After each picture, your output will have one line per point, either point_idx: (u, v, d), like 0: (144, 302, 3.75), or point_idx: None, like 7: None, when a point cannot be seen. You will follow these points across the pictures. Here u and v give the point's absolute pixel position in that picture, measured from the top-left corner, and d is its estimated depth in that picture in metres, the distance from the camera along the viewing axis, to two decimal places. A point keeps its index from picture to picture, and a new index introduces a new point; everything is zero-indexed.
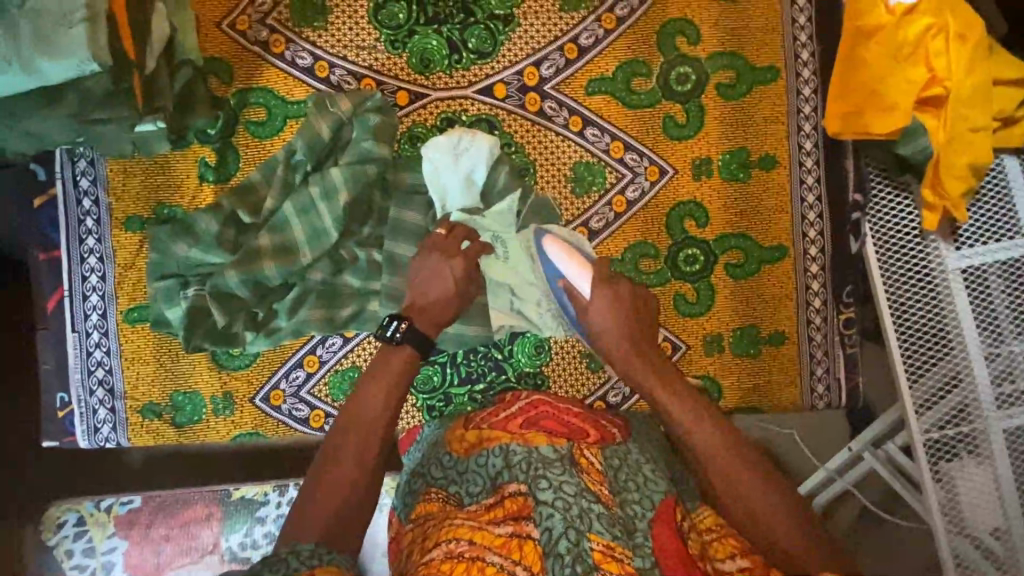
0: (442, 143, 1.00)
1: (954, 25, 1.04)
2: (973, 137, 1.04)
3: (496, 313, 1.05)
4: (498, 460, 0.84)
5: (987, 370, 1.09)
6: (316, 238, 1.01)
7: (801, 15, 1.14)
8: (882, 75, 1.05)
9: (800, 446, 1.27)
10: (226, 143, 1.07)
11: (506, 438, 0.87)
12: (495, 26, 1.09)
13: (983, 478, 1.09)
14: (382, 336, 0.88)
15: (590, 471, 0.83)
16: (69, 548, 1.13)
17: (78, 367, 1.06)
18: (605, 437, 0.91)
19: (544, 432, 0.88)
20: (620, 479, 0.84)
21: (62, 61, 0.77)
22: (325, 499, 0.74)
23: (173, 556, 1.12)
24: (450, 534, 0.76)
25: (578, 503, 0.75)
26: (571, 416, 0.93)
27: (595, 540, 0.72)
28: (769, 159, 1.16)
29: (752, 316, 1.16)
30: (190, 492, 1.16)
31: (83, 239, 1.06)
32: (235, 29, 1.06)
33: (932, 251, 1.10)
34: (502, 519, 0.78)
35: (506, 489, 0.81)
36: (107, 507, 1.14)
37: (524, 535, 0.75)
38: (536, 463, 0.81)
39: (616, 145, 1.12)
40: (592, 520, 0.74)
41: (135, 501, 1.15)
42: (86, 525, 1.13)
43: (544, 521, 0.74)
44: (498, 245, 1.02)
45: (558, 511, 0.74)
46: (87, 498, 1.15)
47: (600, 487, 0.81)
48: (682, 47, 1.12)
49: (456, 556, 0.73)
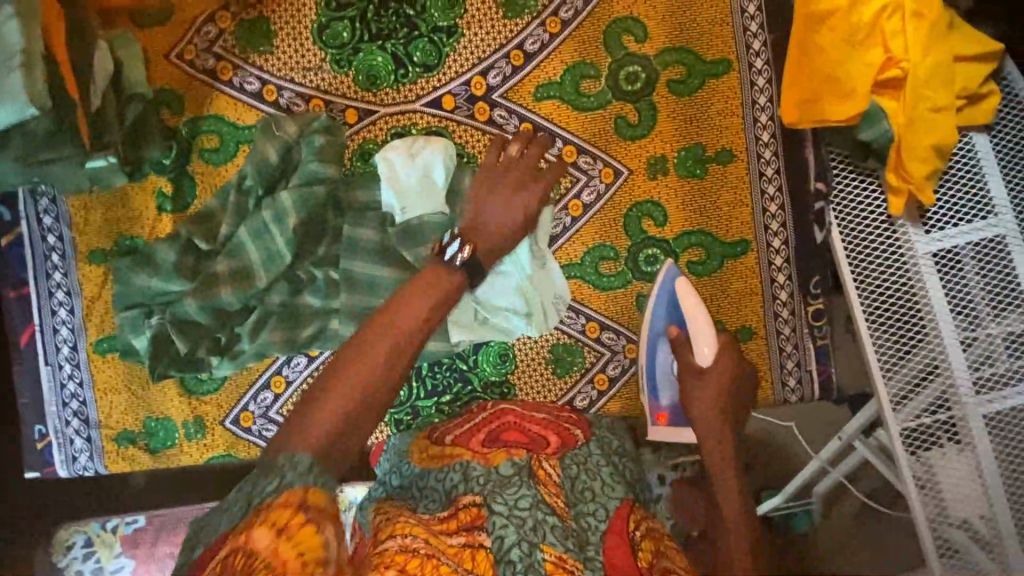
0: (400, 146, 1.03)
1: (910, 3, 1.02)
2: (934, 117, 1.02)
3: (457, 319, 1.03)
4: (457, 475, 0.84)
5: (964, 354, 1.06)
6: (271, 262, 1.02)
7: (751, 5, 1.12)
8: (835, 60, 1.03)
9: (799, 440, 1.34)
10: (181, 172, 1.08)
11: (468, 454, 0.87)
12: (438, 38, 1.09)
13: (965, 465, 1.07)
14: (443, 256, 0.86)
15: (547, 483, 0.83)
16: (78, 569, 1.14)
17: (53, 399, 1.09)
18: (566, 441, 0.93)
19: (506, 448, 0.87)
20: (576, 489, 0.84)
21: (0, 106, 0.78)
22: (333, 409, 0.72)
23: None
24: (406, 530, 0.74)
25: (534, 515, 0.76)
26: (533, 424, 0.95)
27: (547, 551, 0.73)
28: (727, 153, 1.14)
29: (718, 313, 1.15)
30: (191, 510, 1.17)
31: (50, 274, 1.08)
32: (183, 59, 1.07)
33: (900, 236, 1.08)
34: (456, 530, 0.76)
35: (460, 501, 0.80)
36: (114, 527, 1.16)
37: (477, 544, 0.74)
38: (495, 481, 0.80)
39: (569, 150, 1.11)
40: (546, 533, 0.74)
41: (140, 521, 1.17)
42: (94, 545, 1.15)
43: (495, 530, 0.73)
44: None
45: (512, 524, 0.74)
46: (94, 519, 1.17)
47: (556, 499, 0.81)
48: (630, 46, 1.11)
49: (411, 552, 0.71)
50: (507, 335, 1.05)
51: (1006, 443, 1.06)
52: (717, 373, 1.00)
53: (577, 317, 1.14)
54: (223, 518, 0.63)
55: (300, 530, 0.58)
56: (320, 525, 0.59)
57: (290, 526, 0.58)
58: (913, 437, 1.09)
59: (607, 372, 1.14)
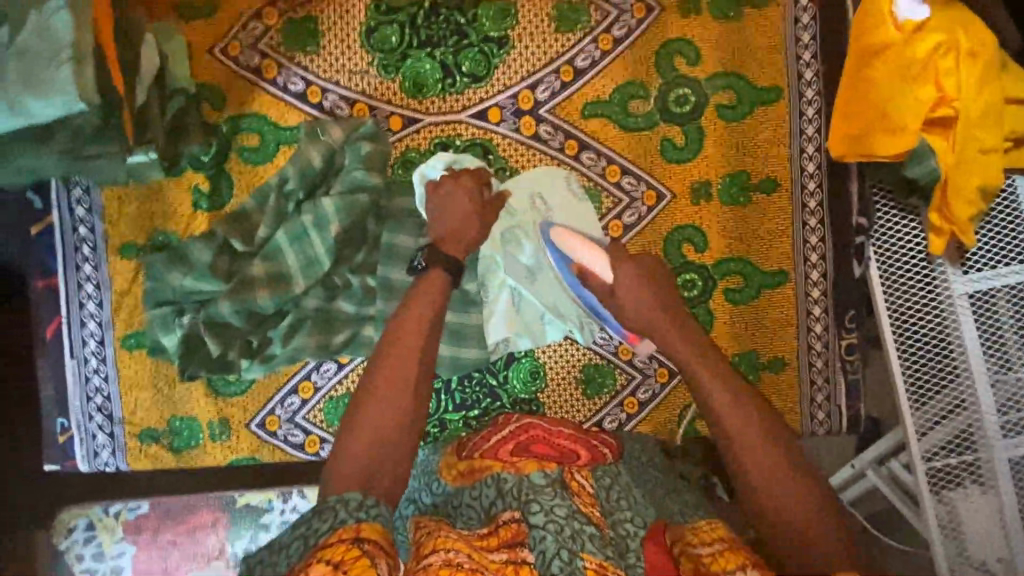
0: (439, 173, 1.01)
1: (965, 42, 1.01)
2: (983, 159, 1.01)
3: (495, 309, 1.07)
4: (491, 490, 0.82)
5: (993, 396, 1.06)
6: (309, 267, 1.01)
7: (806, 33, 1.11)
8: (889, 95, 1.01)
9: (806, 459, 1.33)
10: (219, 170, 1.06)
11: (498, 467, 0.85)
12: (488, 49, 1.07)
13: (987, 507, 1.07)
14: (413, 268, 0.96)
15: (581, 494, 0.80)
16: (79, 553, 1.14)
17: (77, 393, 1.08)
18: (596, 457, 0.90)
19: (536, 459, 0.86)
20: (611, 498, 0.81)
21: (50, 100, 0.75)
22: (352, 456, 0.77)
23: (180, 562, 1.14)
24: (448, 544, 0.71)
25: (571, 523, 0.73)
26: (561, 438, 0.92)
27: (588, 559, 0.69)
28: (772, 182, 1.13)
29: (751, 342, 1.15)
30: (196, 499, 1.17)
31: (80, 266, 1.06)
32: (227, 55, 1.05)
33: (939, 275, 1.07)
34: (497, 547, 0.74)
35: (499, 518, 0.78)
36: (115, 512, 1.15)
37: (520, 560, 0.71)
38: (527, 490, 0.78)
39: (613, 169, 1.10)
40: (584, 541, 0.71)
41: (142, 507, 1.16)
42: (95, 530, 1.14)
43: (537, 544, 0.71)
44: (517, 233, 1.04)
45: (549, 532, 0.71)
46: (96, 504, 1.16)
47: (591, 509, 0.78)
48: (681, 68, 1.09)
49: (455, 565, 0.68)
50: (541, 340, 1.08)
51: None
52: (619, 256, 0.93)
53: (610, 338, 1.13)
54: (281, 560, 0.70)
55: (355, 564, 0.62)
56: (373, 558, 0.63)
57: (345, 561, 0.62)
58: (937, 477, 1.08)
59: (637, 396, 1.14)
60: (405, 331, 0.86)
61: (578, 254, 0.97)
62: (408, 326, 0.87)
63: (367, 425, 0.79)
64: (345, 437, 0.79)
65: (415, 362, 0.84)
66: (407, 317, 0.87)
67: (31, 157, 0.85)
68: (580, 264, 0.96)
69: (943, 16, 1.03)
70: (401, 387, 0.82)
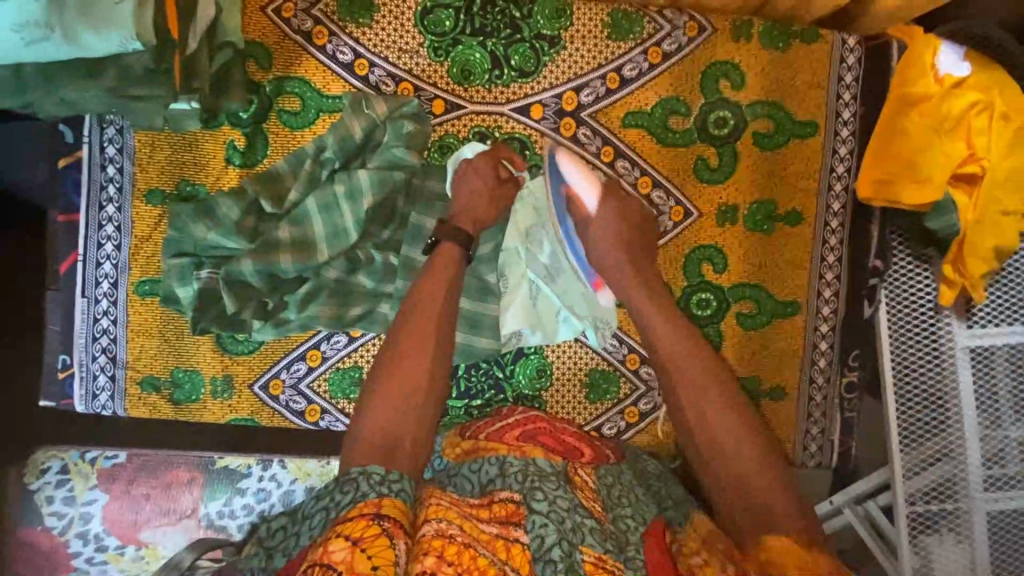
0: (474, 155, 1.02)
1: (1000, 104, 1.03)
2: (1002, 220, 1.04)
3: (512, 300, 1.06)
4: (493, 468, 0.82)
5: (980, 449, 1.08)
6: (335, 238, 1.01)
7: (849, 73, 1.13)
8: (921, 146, 1.03)
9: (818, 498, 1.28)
10: (256, 129, 1.06)
11: (502, 450, 0.86)
12: (540, 46, 1.08)
13: (960, 556, 1.08)
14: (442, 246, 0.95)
15: (583, 488, 0.82)
16: (49, 495, 1.13)
17: (83, 333, 1.07)
18: (599, 456, 0.92)
19: (543, 447, 0.88)
20: (613, 496, 0.82)
21: (105, 34, 0.75)
22: (375, 422, 0.79)
23: (152, 515, 1.14)
24: (441, 513, 0.70)
25: (572, 516, 0.73)
26: (565, 434, 0.93)
27: (587, 552, 0.70)
28: (797, 215, 1.15)
29: (757, 367, 1.17)
30: (173, 454, 1.16)
31: (103, 206, 1.06)
32: (280, 15, 1.05)
33: (943, 327, 1.09)
34: (488, 520, 0.73)
35: (496, 496, 0.77)
36: (92, 459, 1.14)
37: (513, 539, 0.71)
38: (533, 476, 0.79)
39: (645, 181, 1.11)
40: (585, 534, 0.72)
41: (121, 457, 1.15)
42: (68, 474, 1.13)
43: (535, 529, 0.71)
44: (539, 221, 1.06)
45: (552, 522, 0.71)
46: (72, 447, 1.15)
47: (593, 504, 0.79)
48: (725, 91, 1.11)
49: (448, 538, 0.67)
50: (552, 338, 1.08)
51: (1001, 541, 1.08)
52: (609, 207, 0.99)
53: (620, 346, 1.15)
54: (307, 527, 0.74)
55: (375, 543, 0.64)
56: (393, 539, 0.65)
57: (364, 539, 0.64)
58: (918, 522, 1.09)
59: (639, 406, 1.15)
60: (433, 317, 0.88)
61: (571, 178, 1.00)
62: (434, 311, 0.88)
63: (377, 402, 0.81)
64: (366, 407, 0.82)
65: (435, 336, 0.87)
66: (428, 302, 0.89)
67: (77, 91, 0.84)
68: (570, 189, 1.00)
69: (983, 75, 1.05)
70: (421, 367, 0.84)
